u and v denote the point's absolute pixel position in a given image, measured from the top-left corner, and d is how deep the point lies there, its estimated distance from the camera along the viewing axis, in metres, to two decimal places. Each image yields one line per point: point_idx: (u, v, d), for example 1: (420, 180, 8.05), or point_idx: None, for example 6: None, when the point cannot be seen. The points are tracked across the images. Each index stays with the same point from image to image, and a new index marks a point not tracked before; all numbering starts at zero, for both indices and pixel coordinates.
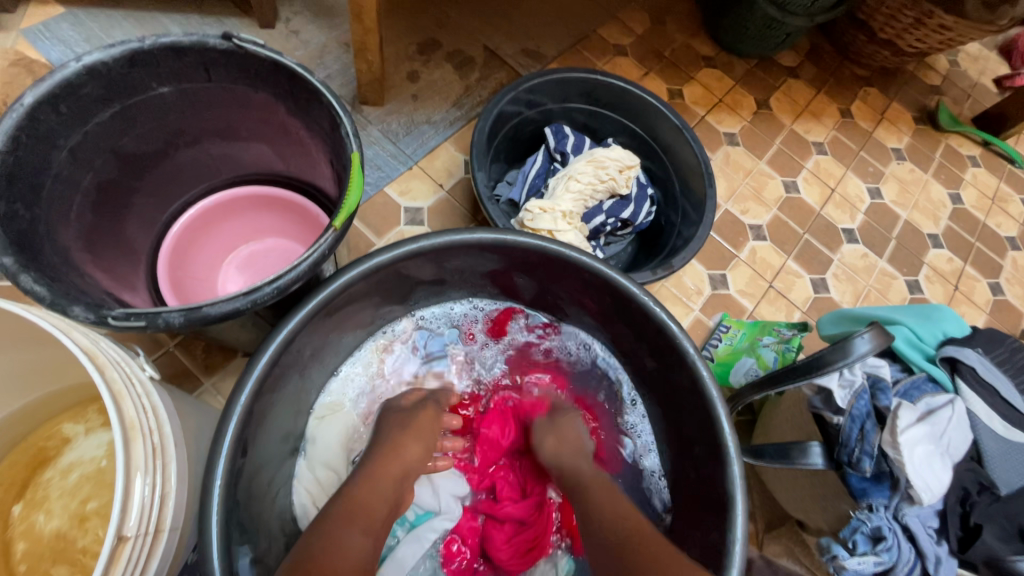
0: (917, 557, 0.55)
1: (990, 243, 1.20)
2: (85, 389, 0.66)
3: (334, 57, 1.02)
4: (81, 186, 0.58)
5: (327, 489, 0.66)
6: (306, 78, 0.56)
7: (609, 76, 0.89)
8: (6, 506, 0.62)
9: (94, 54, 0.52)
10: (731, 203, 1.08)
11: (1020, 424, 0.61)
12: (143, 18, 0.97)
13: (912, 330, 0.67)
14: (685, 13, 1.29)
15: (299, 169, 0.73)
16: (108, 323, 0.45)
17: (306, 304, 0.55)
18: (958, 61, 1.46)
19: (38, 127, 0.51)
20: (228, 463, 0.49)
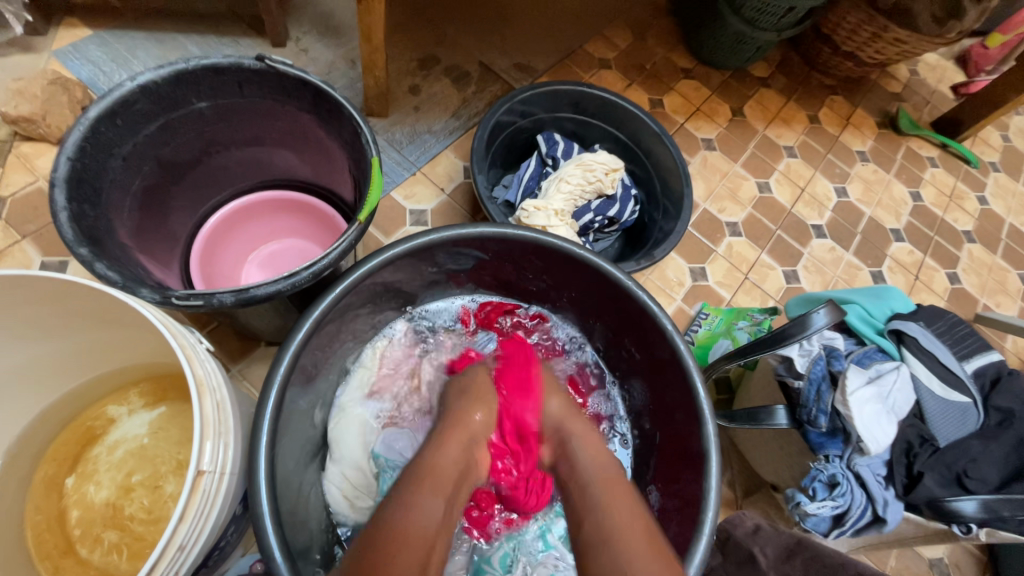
0: (868, 501, 0.64)
1: (948, 236, 1.30)
2: (127, 374, 0.73)
3: (341, 73, 1.10)
4: (130, 190, 0.65)
5: (357, 486, 0.71)
6: (330, 93, 0.64)
7: (594, 88, 0.98)
8: (60, 479, 0.69)
9: (146, 75, 0.60)
10: (709, 203, 1.17)
11: (959, 386, 0.70)
12: (164, 39, 1.05)
13: (865, 308, 0.76)
14: (665, 29, 1.40)
15: (318, 174, 0.81)
16: (171, 301, 0.53)
17: (333, 289, 0.63)
18: (918, 70, 1.57)
19: (99, 138, 0.58)
20: (270, 423, 0.56)
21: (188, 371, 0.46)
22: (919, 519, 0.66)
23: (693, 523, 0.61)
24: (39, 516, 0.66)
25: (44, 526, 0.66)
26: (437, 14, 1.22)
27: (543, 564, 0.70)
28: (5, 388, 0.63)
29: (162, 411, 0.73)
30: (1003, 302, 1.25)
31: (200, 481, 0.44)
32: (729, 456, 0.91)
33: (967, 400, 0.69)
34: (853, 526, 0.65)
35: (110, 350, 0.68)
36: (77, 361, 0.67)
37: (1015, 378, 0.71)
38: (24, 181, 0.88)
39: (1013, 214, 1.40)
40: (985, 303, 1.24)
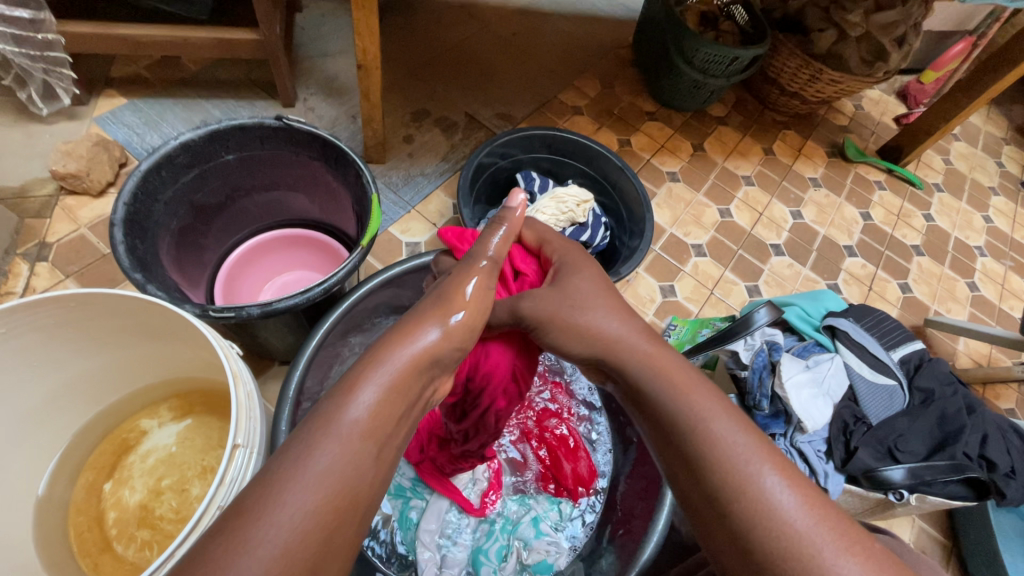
0: (811, 474, 0.73)
1: (897, 250, 1.43)
2: (160, 390, 0.82)
3: (344, 127, 1.25)
4: (169, 229, 0.77)
5: None
6: (336, 143, 0.78)
7: (563, 131, 1.13)
8: (98, 485, 0.77)
9: (187, 135, 0.73)
10: (675, 228, 1.30)
11: (885, 371, 0.80)
12: (190, 104, 1.21)
13: (803, 309, 0.88)
14: (630, 78, 1.57)
15: (326, 212, 0.94)
16: (209, 314, 0.65)
17: (340, 306, 0.75)
18: (862, 104, 1.74)
19: (148, 187, 0.71)
20: (289, 417, 0.67)
21: (226, 365, 0.57)
22: (860, 490, 0.74)
23: (657, 497, 0.69)
24: (80, 517, 0.74)
25: (85, 526, 0.74)
26: (427, 75, 1.39)
27: (536, 549, 0.77)
28: (57, 402, 0.72)
29: (188, 422, 0.82)
30: (954, 308, 1.36)
31: (235, 454, 0.55)
32: None
33: (893, 383, 0.79)
34: None
35: (146, 367, 0.78)
36: (119, 377, 0.77)
37: (934, 363, 0.83)
38: (69, 230, 1.01)
39: (958, 229, 1.53)
40: (936, 309, 1.35)
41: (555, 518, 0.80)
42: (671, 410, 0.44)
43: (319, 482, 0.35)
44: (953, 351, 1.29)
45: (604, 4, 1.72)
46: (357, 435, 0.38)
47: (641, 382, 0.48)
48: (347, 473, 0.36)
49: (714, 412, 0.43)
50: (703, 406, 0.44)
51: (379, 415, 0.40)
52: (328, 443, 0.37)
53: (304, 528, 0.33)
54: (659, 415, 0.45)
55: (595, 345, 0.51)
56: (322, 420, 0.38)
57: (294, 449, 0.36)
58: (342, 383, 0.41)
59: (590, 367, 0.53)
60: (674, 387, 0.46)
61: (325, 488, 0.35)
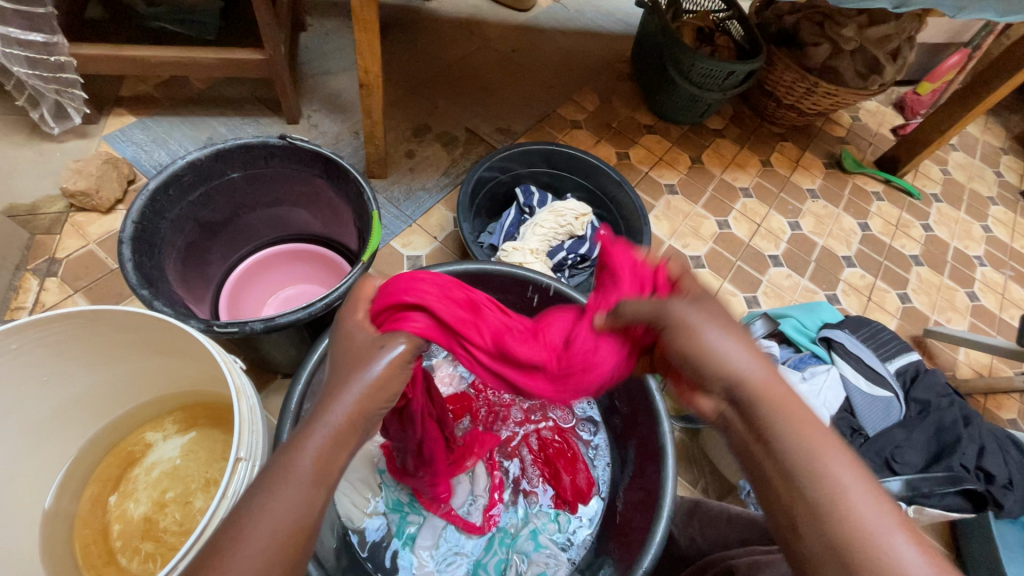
0: None
1: (896, 261, 1.43)
2: (164, 404, 0.84)
3: (347, 143, 1.28)
4: (176, 246, 0.79)
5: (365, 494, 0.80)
6: (338, 161, 0.80)
7: (561, 145, 1.14)
8: (104, 497, 0.78)
9: (194, 154, 0.75)
10: (673, 239, 1.32)
11: (882, 382, 0.81)
12: (197, 122, 1.24)
13: (799, 321, 0.89)
14: (628, 92, 1.60)
15: (328, 227, 0.96)
16: (214, 329, 0.66)
17: (342, 319, 0.76)
18: (859, 116, 1.76)
19: (155, 205, 0.73)
20: (291, 429, 0.68)
21: (229, 381, 0.59)
22: None
23: (654, 509, 0.69)
24: (85, 530, 0.75)
25: (90, 539, 0.75)
26: (428, 91, 1.41)
27: (535, 562, 0.77)
28: (66, 416, 0.74)
29: (193, 435, 0.84)
30: (954, 318, 1.37)
31: (238, 467, 0.56)
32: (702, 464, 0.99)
33: (890, 395, 0.79)
34: None
35: (151, 380, 0.80)
36: (126, 391, 0.79)
37: (931, 374, 0.83)
38: (77, 246, 1.03)
39: (957, 238, 1.54)
40: (936, 319, 1.35)
41: (555, 530, 0.81)
42: (802, 465, 0.38)
43: (268, 535, 0.36)
44: (954, 362, 1.29)
45: (602, 20, 1.75)
46: (310, 480, 0.39)
47: (767, 418, 0.41)
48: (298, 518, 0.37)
49: (855, 482, 0.37)
50: (843, 474, 0.37)
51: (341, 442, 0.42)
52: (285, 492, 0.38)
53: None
54: (785, 465, 0.39)
55: (730, 374, 0.44)
56: (272, 474, 0.39)
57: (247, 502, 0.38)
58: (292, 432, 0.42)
59: (713, 394, 0.45)
60: (821, 443, 0.39)
61: (275, 535, 0.36)
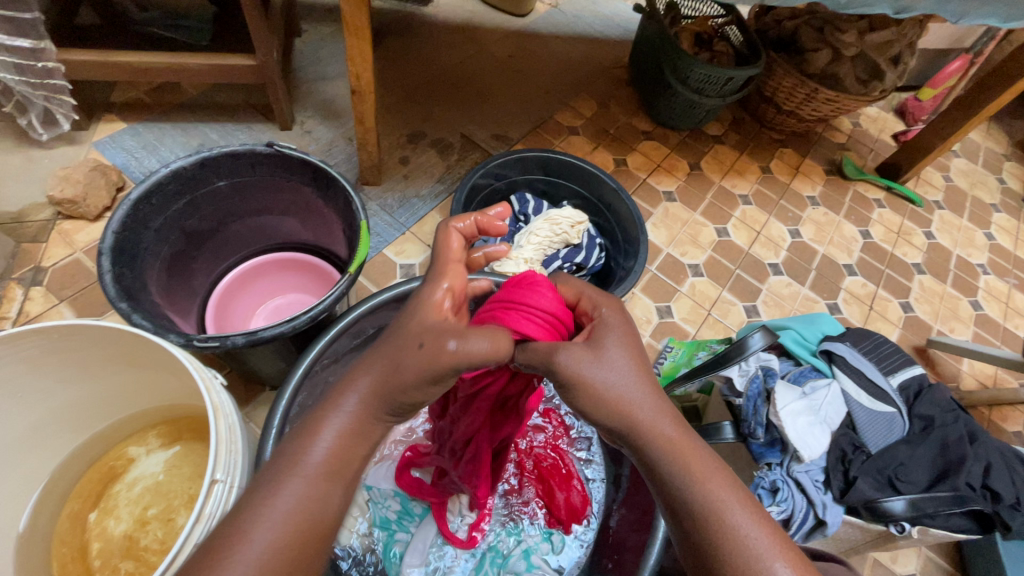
0: (809, 505, 0.70)
1: (898, 269, 1.41)
2: (147, 417, 0.82)
3: (340, 150, 1.26)
4: (160, 256, 0.77)
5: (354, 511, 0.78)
6: (326, 170, 0.78)
7: (557, 152, 1.13)
8: (84, 514, 0.76)
9: (178, 162, 0.73)
10: (671, 247, 1.30)
11: (884, 398, 0.78)
12: (188, 128, 1.22)
13: (799, 333, 0.87)
14: (626, 98, 1.58)
15: (318, 236, 0.94)
16: (194, 344, 0.64)
17: (329, 331, 0.74)
18: (860, 122, 1.74)
19: (137, 215, 0.71)
20: (274, 446, 0.66)
21: (206, 398, 0.57)
22: (860, 522, 0.71)
23: (649, 528, 0.67)
24: (64, 548, 0.73)
25: (68, 558, 0.73)
26: (423, 97, 1.40)
27: None
28: (44, 431, 0.72)
29: (177, 450, 0.81)
30: (957, 327, 1.34)
31: (214, 489, 0.54)
32: None
33: (892, 410, 0.77)
34: (799, 531, 0.71)
35: (133, 394, 0.78)
36: (108, 405, 0.77)
37: (934, 389, 0.81)
38: (64, 254, 1.01)
39: (959, 246, 1.51)
40: (939, 329, 1.33)
41: (548, 551, 0.78)
42: (688, 503, 0.43)
43: (280, 520, 0.40)
44: (958, 372, 1.27)
45: (600, 26, 1.74)
46: (321, 475, 0.44)
47: (657, 461, 0.45)
48: (310, 509, 0.42)
49: (735, 506, 0.42)
50: (726, 502, 0.42)
51: (335, 458, 0.45)
52: (292, 482, 0.42)
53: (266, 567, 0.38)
54: (677, 501, 0.44)
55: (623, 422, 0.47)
56: (285, 461, 0.44)
57: (260, 492, 0.42)
58: (306, 423, 0.46)
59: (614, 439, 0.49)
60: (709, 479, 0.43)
61: (286, 524, 0.40)
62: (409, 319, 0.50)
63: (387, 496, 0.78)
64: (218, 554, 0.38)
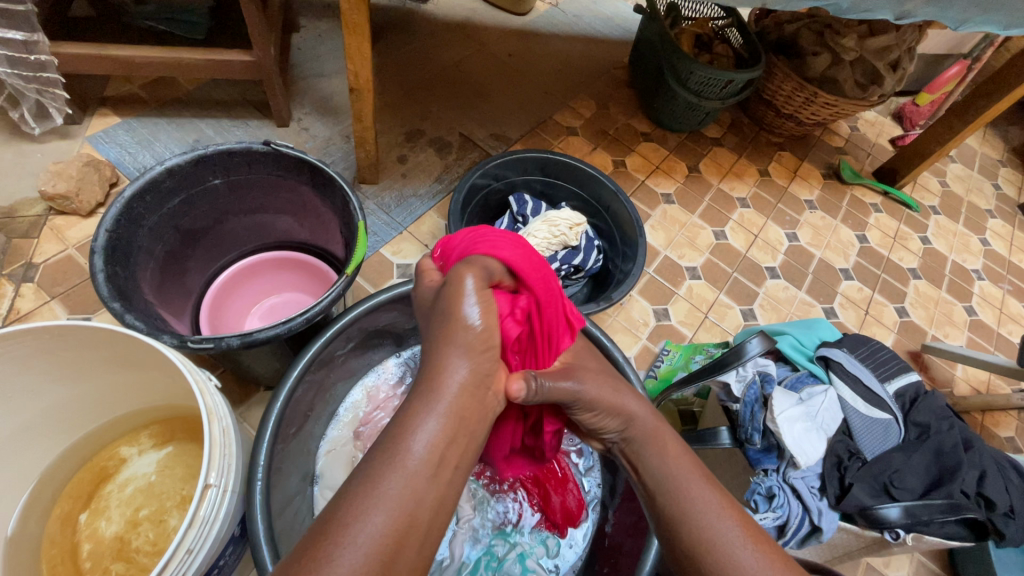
0: (805, 511, 0.70)
1: (894, 273, 1.42)
2: (140, 416, 0.81)
3: (337, 147, 1.25)
4: (154, 254, 0.76)
5: None
6: (324, 169, 0.77)
7: (556, 154, 1.12)
8: (74, 515, 0.75)
9: (173, 160, 0.72)
10: (669, 250, 1.30)
11: (881, 404, 0.78)
12: (184, 123, 1.21)
13: (796, 338, 0.87)
14: (625, 98, 1.58)
15: (314, 235, 0.94)
16: (187, 345, 0.63)
17: (325, 334, 0.74)
18: (858, 126, 1.74)
19: (131, 213, 0.70)
20: (268, 449, 0.65)
21: (200, 402, 0.56)
22: (855, 528, 0.71)
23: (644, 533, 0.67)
24: (53, 549, 0.72)
25: (58, 559, 0.72)
26: (422, 95, 1.39)
27: None
28: (34, 430, 0.72)
29: (169, 450, 0.81)
30: (952, 332, 1.35)
31: (207, 493, 0.53)
32: None
33: (888, 416, 0.77)
34: (795, 537, 0.71)
35: (126, 393, 0.77)
36: (101, 404, 0.76)
37: (929, 397, 0.81)
38: (56, 250, 1.00)
39: (954, 251, 1.52)
40: (934, 334, 1.33)
41: (542, 554, 0.78)
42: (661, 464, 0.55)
43: (386, 512, 0.39)
44: (951, 377, 1.27)
45: (600, 26, 1.73)
46: (419, 467, 0.42)
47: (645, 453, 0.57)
48: (409, 506, 0.40)
49: (699, 492, 0.52)
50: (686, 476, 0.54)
51: (432, 451, 0.43)
52: (393, 476, 0.41)
53: (375, 554, 0.37)
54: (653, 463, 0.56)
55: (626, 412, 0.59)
56: (381, 453, 0.43)
57: (356, 488, 0.40)
58: (399, 420, 0.45)
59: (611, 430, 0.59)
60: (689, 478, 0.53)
61: (393, 515, 0.39)
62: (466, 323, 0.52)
63: None
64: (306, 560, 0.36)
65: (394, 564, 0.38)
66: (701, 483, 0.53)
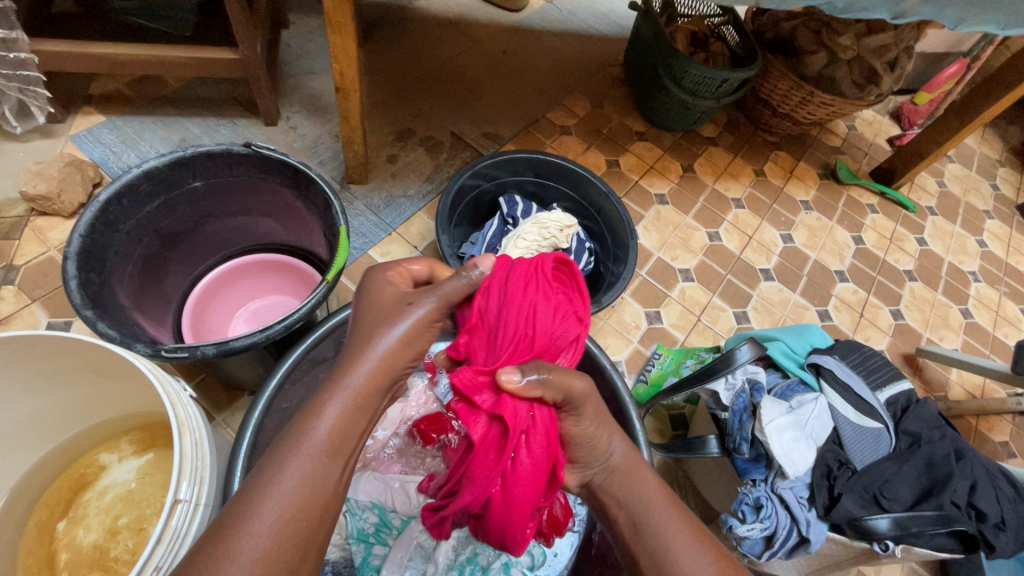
0: (793, 522, 0.69)
1: (889, 275, 1.40)
2: (120, 422, 0.80)
3: (326, 147, 1.23)
4: (132, 259, 0.75)
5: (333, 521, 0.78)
6: (305, 172, 0.76)
7: (548, 154, 1.10)
8: (52, 523, 0.74)
9: (150, 162, 0.71)
10: (662, 251, 1.28)
11: (872, 413, 0.77)
12: (169, 122, 1.19)
13: (787, 345, 0.86)
14: (620, 97, 1.56)
15: (298, 238, 0.92)
16: (161, 354, 0.62)
17: (306, 340, 0.72)
18: (855, 125, 1.72)
19: (107, 217, 0.69)
20: (245, 459, 0.63)
21: (170, 414, 0.55)
22: (844, 538, 0.70)
23: None
24: (30, 559, 0.71)
25: (35, 568, 0.71)
26: (413, 93, 1.37)
27: None
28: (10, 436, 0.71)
29: (150, 457, 0.79)
30: (947, 335, 1.34)
31: (177, 509, 0.52)
32: (685, 488, 0.96)
33: (879, 425, 0.76)
34: (782, 547, 0.70)
35: (105, 399, 0.76)
36: (79, 410, 0.75)
37: (922, 405, 0.80)
38: (37, 252, 0.98)
39: (951, 253, 1.51)
40: (929, 337, 1.32)
41: (527, 564, 0.76)
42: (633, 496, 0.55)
43: (286, 497, 0.40)
44: (946, 381, 1.26)
45: (595, 22, 1.71)
46: (324, 449, 0.44)
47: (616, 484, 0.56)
48: (317, 485, 0.42)
49: (670, 526, 0.52)
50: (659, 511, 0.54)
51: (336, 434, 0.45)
52: (296, 460, 0.42)
53: (276, 541, 0.38)
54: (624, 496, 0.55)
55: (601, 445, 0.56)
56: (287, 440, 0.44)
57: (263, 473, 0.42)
58: (308, 403, 0.46)
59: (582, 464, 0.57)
60: (654, 504, 0.54)
61: (294, 500, 0.41)
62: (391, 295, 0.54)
63: (364, 508, 0.77)
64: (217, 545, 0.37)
65: (300, 554, 0.39)
66: (673, 516, 0.53)
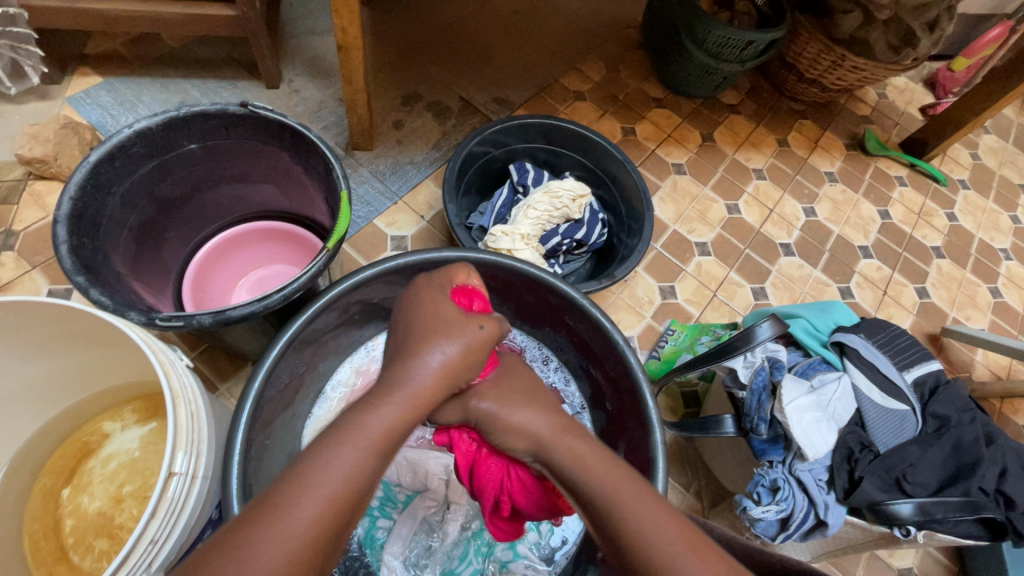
0: (810, 504, 0.67)
1: (916, 252, 1.34)
2: (124, 390, 0.79)
3: (330, 111, 1.19)
4: (128, 224, 0.72)
5: None
6: (304, 134, 0.71)
7: (561, 120, 1.05)
8: (57, 490, 0.73)
9: (142, 122, 0.67)
10: (678, 224, 1.23)
11: (897, 395, 0.73)
12: (168, 84, 1.15)
13: (810, 322, 0.82)
14: (637, 61, 1.48)
15: (300, 205, 0.89)
16: (156, 323, 0.59)
17: (309, 309, 0.69)
18: (887, 93, 1.63)
19: (99, 179, 0.66)
20: (245, 434, 0.61)
21: (164, 386, 0.54)
22: (863, 522, 0.68)
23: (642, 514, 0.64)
24: (36, 524, 0.70)
25: (40, 534, 0.70)
26: (419, 56, 1.31)
27: None
28: (12, 400, 0.70)
29: (152, 426, 0.78)
30: (974, 315, 1.28)
31: (171, 482, 0.52)
32: (696, 466, 0.94)
33: (905, 407, 0.72)
34: (798, 530, 0.68)
35: (106, 367, 0.75)
36: (80, 374, 0.74)
37: (951, 387, 0.76)
38: (36, 217, 0.96)
39: (982, 229, 1.44)
40: (955, 316, 1.27)
41: (535, 540, 0.76)
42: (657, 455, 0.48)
43: (331, 489, 0.39)
44: (971, 362, 1.22)
45: None
46: (372, 446, 0.44)
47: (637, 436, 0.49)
48: (359, 477, 0.42)
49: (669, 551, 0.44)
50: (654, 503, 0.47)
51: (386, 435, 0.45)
52: (348, 450, 0.42)
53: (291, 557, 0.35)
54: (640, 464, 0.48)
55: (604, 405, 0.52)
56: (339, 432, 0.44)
57: (310, 458, 0.41)
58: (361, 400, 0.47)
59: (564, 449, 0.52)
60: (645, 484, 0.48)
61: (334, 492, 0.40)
62: (422, 312, 0.56)
63: None
64: (237, 533, 0.36)
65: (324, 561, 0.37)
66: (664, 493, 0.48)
